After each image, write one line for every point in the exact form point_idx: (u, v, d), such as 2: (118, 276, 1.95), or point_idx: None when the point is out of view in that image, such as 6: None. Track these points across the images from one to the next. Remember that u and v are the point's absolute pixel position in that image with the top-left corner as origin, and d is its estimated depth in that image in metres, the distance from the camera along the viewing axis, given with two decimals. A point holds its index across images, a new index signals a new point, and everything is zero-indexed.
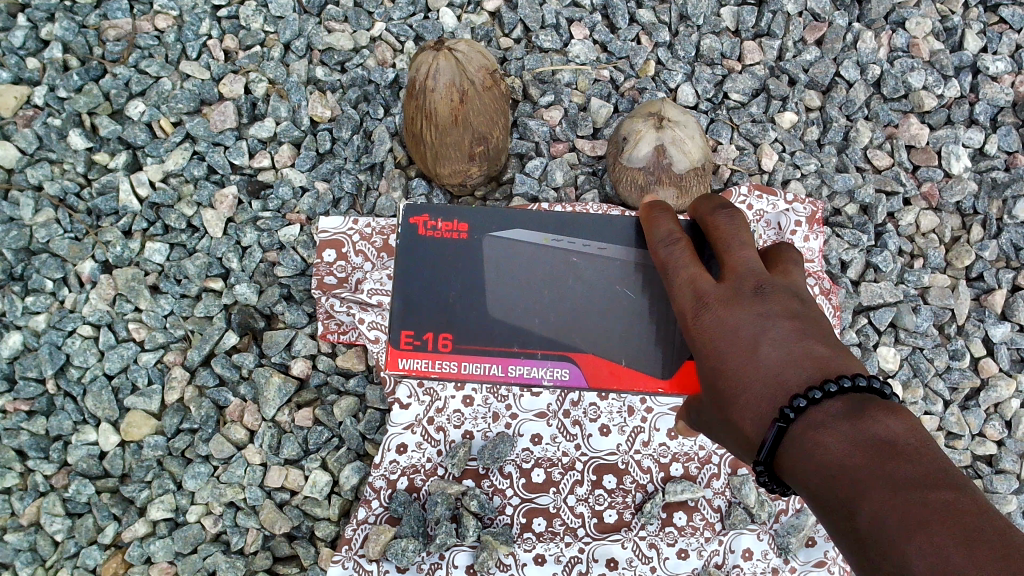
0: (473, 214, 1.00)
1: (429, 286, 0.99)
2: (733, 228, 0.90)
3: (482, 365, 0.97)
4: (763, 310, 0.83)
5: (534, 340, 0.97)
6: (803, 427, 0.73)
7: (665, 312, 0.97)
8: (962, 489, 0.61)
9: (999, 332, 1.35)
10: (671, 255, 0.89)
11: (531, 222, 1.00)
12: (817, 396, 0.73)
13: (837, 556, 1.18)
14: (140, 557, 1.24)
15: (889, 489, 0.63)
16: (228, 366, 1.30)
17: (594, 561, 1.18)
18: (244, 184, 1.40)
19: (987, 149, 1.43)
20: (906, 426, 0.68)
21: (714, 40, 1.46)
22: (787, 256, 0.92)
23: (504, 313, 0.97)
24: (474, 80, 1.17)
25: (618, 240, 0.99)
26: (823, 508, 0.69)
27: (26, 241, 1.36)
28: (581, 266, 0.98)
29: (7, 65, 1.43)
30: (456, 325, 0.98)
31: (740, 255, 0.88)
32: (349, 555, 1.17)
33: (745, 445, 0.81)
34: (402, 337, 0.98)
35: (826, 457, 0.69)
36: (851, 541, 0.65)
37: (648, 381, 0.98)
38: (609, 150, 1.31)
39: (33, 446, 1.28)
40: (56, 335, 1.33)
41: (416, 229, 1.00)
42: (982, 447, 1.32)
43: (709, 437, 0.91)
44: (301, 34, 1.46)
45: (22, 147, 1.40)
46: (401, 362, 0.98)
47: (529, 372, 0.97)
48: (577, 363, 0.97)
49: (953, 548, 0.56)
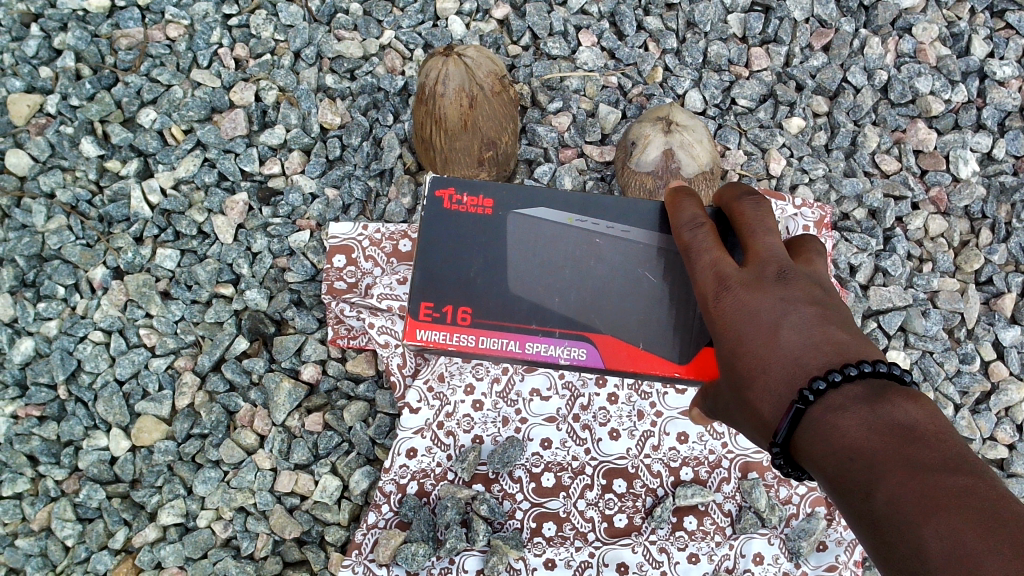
0: (500, 189, 0.93)
1: (452, 259, 0.91)
2: (757, 216, 0.86)
3: (500, 340, 0.89)
4: (785, 295, 0.79)
5: (553, 318, 0.90)
6: (822, 411, 0.70)
7: (684, 296, 0.90)
8: (980, 474, 0.59)
9: (1009, 335, 1.35)
10: (695, 239, 0.84)
11: (557, 200, 0.93)
12: (837, 379, 0.70)
13: (849, 560, 1.18)
14: (151, 561, 1.25)
15: (907, 471, 0.61)
16: (238, 371, 1.31)
17: (604, 565, 1.17)
18: (255, 191, 1.40)
19: (995, 154, 1.43)
20: (927, 412, 0.66)
21: (721, 47, 1.47)
22: (811, 246, 0.88)
23: (525, 290, 0.90)
24: (483, 85, 1.18)
25: (642, 223, 0.92)
26: (839, 491, 0.66)
27: (38, 248, 1.37)
28: (603, 248, 0.91)
29: (20, 74, 1.45)
30: (477, 298, 0.90)
31: (764, 241, 0.84)
32: (359, 560, 1.17)
33: (761, 429, 0.77)
34: (422, 308, 0.90)
35: (844, 440, 0.67)
36: (866, 524, 0.63)
37: (666, 366, 0.90)
38: (617, 155, 1.32)
39: (45, 451, 1.29)
40: (68, 341, 1.33)
41: (441, 202, 0.92)
42: (995, 450, 1.31)
43: (725, 424, 0.87)
44: (312, 42, 1.47)
45: (34, 155, 1.42)
46: (420, 333, 0.90)
47: (546, 350, 0.89)
48: (596, 344, 0.89)
49: (969, 531, 0.55)
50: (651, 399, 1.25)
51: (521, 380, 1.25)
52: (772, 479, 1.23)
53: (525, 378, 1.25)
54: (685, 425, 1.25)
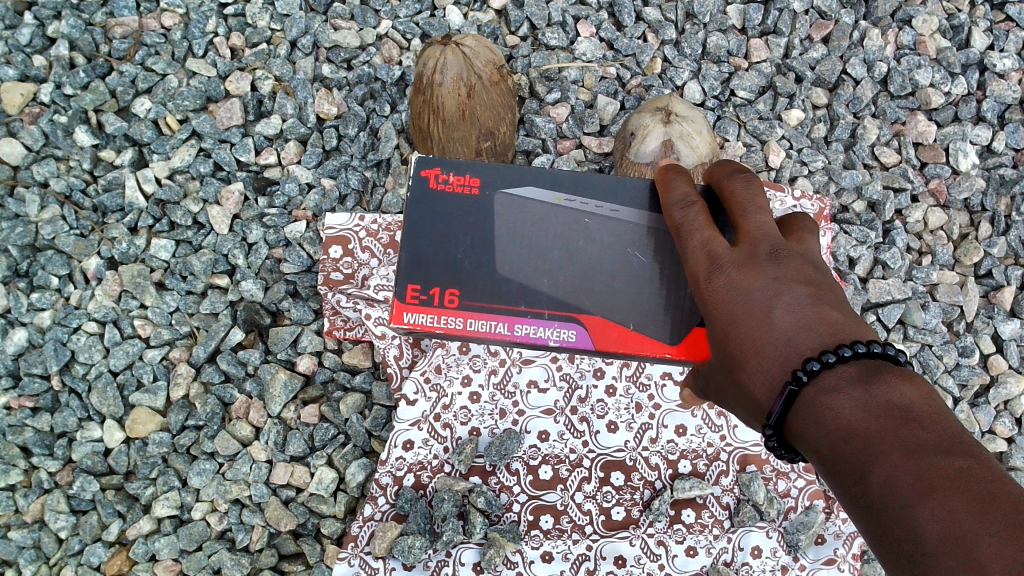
0: (487, 169, 0.91)
1: (439, 240, 0.90)
2: (748, 195, 0.84)
3: (488, 322, 0.88)
4: (778, 274, 0.77)
5: (542, 300, 0.88)
6: (815, 392, 0.68)
7: (675, 277, 0.89)
8: (977, 456, 0.58)
9: (1009, 328, 1.34)
10: (686, 219, 0.83)
11: (544, 179, 0.91)
12: (831, 360, 0.69)
13: (847, 553, 1.17)
14: (144, 554, 1.23)
15: (902, 454, 0.60)
16: (233, 362, 1.30)
17: (601, 559, 1.17)
18: (250, 181, 1.39)
19: (995, 146, 1.42)
20: (922, 393, 0.64)
21: (720, 38, 1.46)
22: (804, 223, 0.86)
23: (513, 271, 0.89)
24: (481, 75, 1.18)
25: (632, 202, 0.90)
26: (833, 472, 0.65)
27: (31, 238, 1.36)
28: (592, 228, 0.90)
29: (14, 62, 1.43)
30: (464, 280, 0.89)
31: (756, 220, 0.82)
32: (355, 553, 1.16)
33: (754, 410, 0.76)
34: (409, 290, 0.89)
35: (838, 422, 0.66)
36: (860, 506, 0.62)
37: (655, 346, 0.89)
38: (615, 147, 1.31)
39: (38, 443, 1.28)
40: (61, 331, 1.32)
41: (428, 182, 0.91)
42: (993, 444, 1.31)
43: (717, 405, 0.86)
44: (308, 31, 1.46)
45: (27, 144, 1.40)
46: (406, 316, 0.89)
47: (535, 332, 0.88)
48: (585, 324, 0.88)
49: (965, 513, 0.54)
50: (649, 390, 1.25)
51: (518, 372, 1.25)
52: (769, 472, 1.23)
53: (522, 370, 1.25)
54: (682, 418, 1.24)
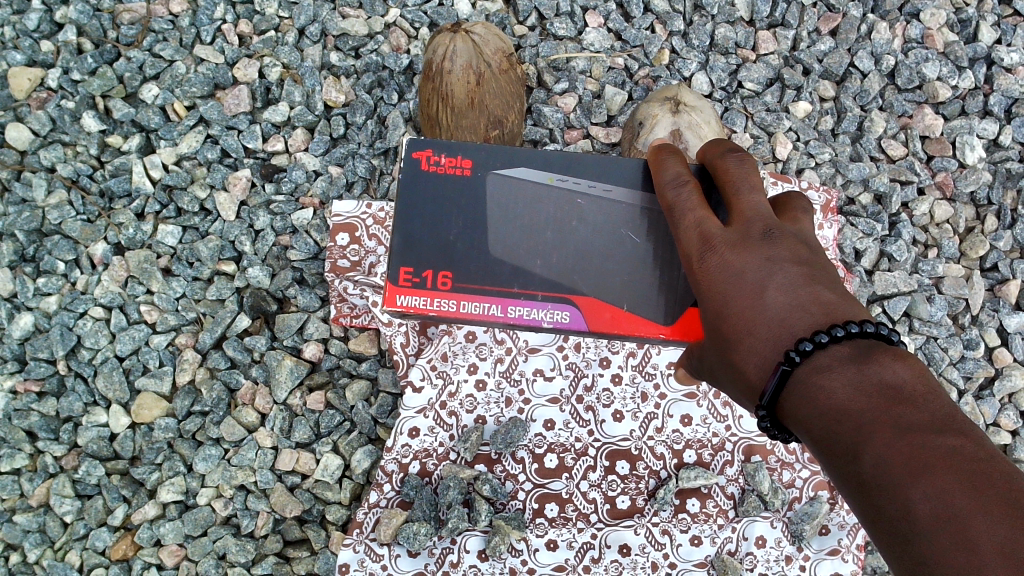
0: (478, 149, 0.90)
1: (432, 223, 0.88)
2: (742, 172, 0.81)
3: (481, 304, 0.87)
4: (772, 254, 0.76)
5: (535, 281, 0.88)
6: (808, 372, 0.68)
7: (668, 257, 0.88)
8: (969, 435, 0.59)
9: (1013, 322, 1.35)
10: (679, 199, 0.80)
11: (537, 160, 0.90)
12: (824, 340, 0.68)
13: (851, 544, 1.18)
14: (150, 539, 1.24)
15: (895, 433, 0.60)
16: (240, 349, 1.30)
17: (606, 547, 1.17)
18: (258, 168, 1.40)
19: (1001, 141, 1.43)
20: (915, 373, 0.65)
21: (728, 30, 1.46)
22: (798, 203, 0.85)
23: (506, 253, 0.88)
24: (490, 63, 1.19)
25: (626, 181, 0.89)
26: (825, 451, 0.65)
27: (38, 223, 1.36)
28: (585, 209, 0.89)
29: (20, 47, 1.43)
30: (457, 263, 0.88)
31: (750, 200, 0.80)
32: (360, 539, 1.16)
33: (747, 390, 0.76)
34: (401, 273, 0.87)
35: (831, 402, 0.65)
36: (852, 485, 0.62)
37: (649, 326, 0.88)
38: (624, 136, 1.30)
39: (44, 427, 1.28)
40: (67, 317, 1.32)
41: (419, 163, 0.89)
42: (997, 436, 1.32)
43: (711, 385, 0.86)
44: (317, 19, 1.46)
45: (35, 129, 1.40)
46: (399, 299, 0.87)
47: (528, 314, 0.87)
48: (578, 306, 0.88)
49: (958, 492, 0.55)
50: (655, 380, 1.25)
51: (525, 361, 1.25)
52: (775, 463, 1.23)
53: (528, 358, 1.25)
54: (688, 408, 1.24)
